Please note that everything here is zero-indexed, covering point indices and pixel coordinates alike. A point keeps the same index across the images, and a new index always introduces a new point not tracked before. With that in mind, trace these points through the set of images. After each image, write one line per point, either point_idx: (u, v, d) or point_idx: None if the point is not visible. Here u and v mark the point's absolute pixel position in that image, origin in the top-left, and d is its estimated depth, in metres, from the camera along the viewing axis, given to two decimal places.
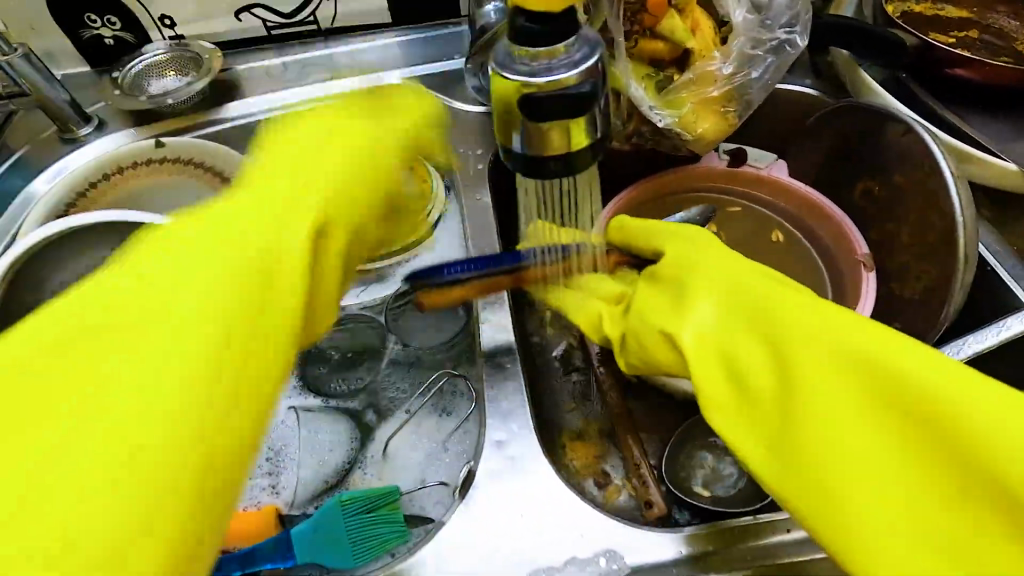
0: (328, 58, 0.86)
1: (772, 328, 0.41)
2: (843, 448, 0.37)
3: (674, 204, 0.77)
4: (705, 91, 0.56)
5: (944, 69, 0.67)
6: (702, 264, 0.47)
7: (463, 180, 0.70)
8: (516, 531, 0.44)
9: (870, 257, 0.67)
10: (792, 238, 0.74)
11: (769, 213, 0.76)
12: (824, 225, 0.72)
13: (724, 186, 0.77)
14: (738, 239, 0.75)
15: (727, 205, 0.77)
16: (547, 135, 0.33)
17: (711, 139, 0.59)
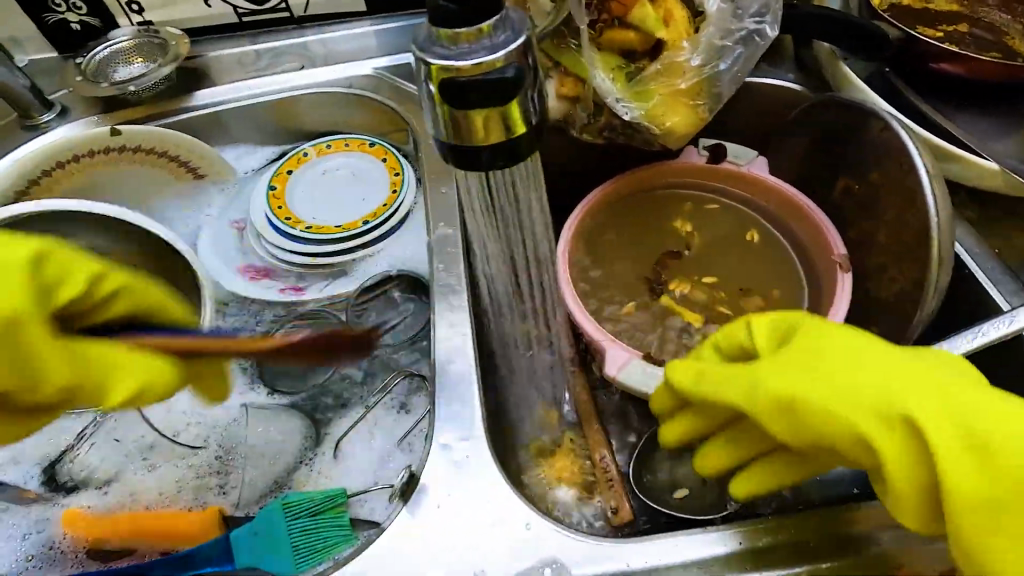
0: (301, 46, 0.84)
1: (885, 415, 0.40)
2: (1001, 496, 0.37)
3: (649, 202, 0.75)
4: (674, 83, 0.54)
5: (928, 63, 0.64)
6: (813, 403, 0.42)
7: (430, 174, 0.67)
8: (458, 537, 0.42)
9: (847, 257, 0.65)
10: (768, 238, 0.72)
11: (746, 212, 0.74)
12: (803, 224, 0.70)
13: (698, 183, 0.75)
14: (715, 238, 0.73)
15: (703, 204, 0.75)
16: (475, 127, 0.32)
17: (681, 133, 0.57)
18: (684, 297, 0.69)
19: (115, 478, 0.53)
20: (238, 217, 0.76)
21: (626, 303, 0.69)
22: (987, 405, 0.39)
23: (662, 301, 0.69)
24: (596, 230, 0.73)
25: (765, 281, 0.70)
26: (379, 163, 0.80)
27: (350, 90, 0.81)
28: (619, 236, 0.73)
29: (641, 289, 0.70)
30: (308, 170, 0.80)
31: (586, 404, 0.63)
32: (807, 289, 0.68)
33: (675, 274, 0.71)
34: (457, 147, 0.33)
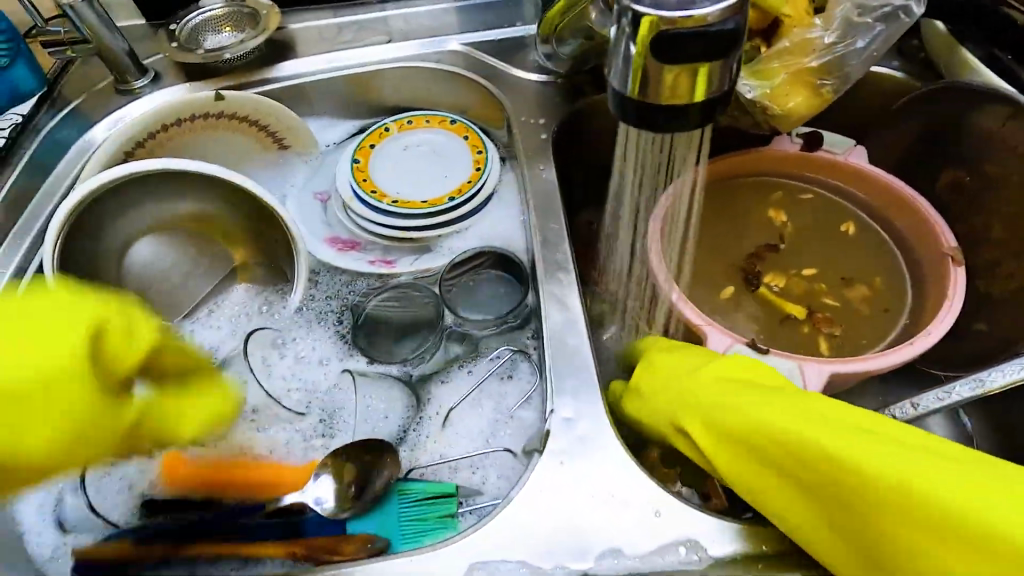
0: (384, 21, 0.83)
1: (779, 450, 0.40)
2: (898, 540, 0.35)
3: (737, 190, 0.74)
4: (801, 62, 0.52)
5: None
6: (704, 407, 0.45)
7: (526, 150, 0.67)
8: (589, 512, 0.42)
9: (958, 250, 0.63)
10: (863, 230, 0.70)
11: (840, 203, 0.72)
12: (904, 217, 0.68)
13: (794, 170, 0.73)
14: (810, 229, 0.71)
15: (795, 194, 0.73)
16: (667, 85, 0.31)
17: (801, 115, 0.55)
18: (781, 288, 0.68)
19: (224, 436, 0.54)
20: (323, 189, 0.76)
21: (722, 291, 0.68)
22: (910, 456, 0.37)
23: (758, 293, 0.68)
24: None
25: (863, 274, 0.68)
26: (462, 140, 0.80)
27: (436, 65, 0.80)
28: (707, 223, 0.72)
29: (735, 280, 0.69)
30: (390, 145, 0.80)
31: None
32: (909, 283, 0.67)
33: (769, 265, 0.69)
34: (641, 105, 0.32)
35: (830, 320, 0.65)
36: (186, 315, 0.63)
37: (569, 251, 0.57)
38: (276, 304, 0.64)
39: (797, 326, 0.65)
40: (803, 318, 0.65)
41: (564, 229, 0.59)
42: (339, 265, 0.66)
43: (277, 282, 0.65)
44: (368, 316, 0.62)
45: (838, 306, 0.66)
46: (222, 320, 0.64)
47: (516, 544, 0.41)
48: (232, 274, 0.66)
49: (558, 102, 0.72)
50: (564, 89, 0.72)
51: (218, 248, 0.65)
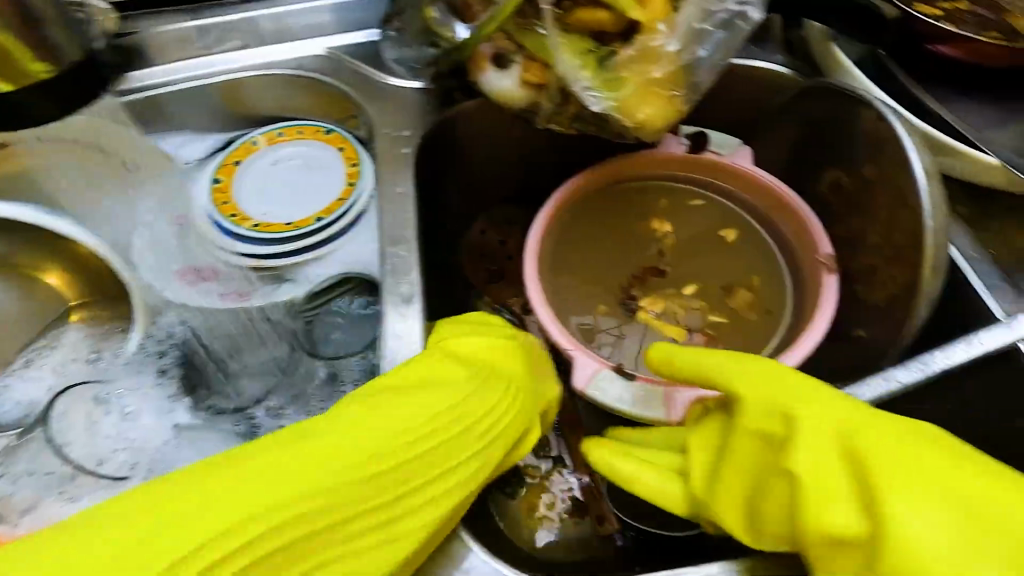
0: (249, 22, 0.75)
1: (865, 492, 0.38)
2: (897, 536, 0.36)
3: (623, 196, 0.70)
4: (648, 71, 0.48)
5: (926, 45, 0.58)
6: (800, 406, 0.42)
7: (383, 167, 0.61)
8: None
9: (833, 257, 0.61)
10: (746, 233, 0.68)
11: (726, 205, 0.69)
12: (787, 220, 0.65)
13: (681, 176, 0.70)
14: (693, 240, 0.69)
15: (681, 198, 0.70)
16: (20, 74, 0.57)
17: (655, 126, 0.51)
18: (661, 310, 0.65)
19: (29, 509, 0.49)
20: (179, 213, 0.69)
21: (602, 312, 0.66)
22: (978, 492, 0.37)
23: (637, 315, 0.65)
24: (566, 231, 0.68)
25: (748, 286, 0.66)
26: (336, 152, 0.74)
27: (299, 72, 0.73)
28: (589, 238, 0.69)
29: (614, 303, 0.66)
30: (258, 160, 0.74)
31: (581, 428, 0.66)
32: (791, 290, 0.65)
33: (650, 284, 0.67)
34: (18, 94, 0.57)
35: (713, 340, 0.63)
36: (18, 364, 0.60)
37: (417, 281, 0.53)
38: (103, 350, 0.59)
39: (678, 347, 0.63)
40: (683, 339, 0.64)
41: (415, 257, 0.54)
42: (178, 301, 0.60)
43: (117, 321, 0.61)
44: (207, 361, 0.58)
45: (724, 322, 0.64)
46: (44, 372, 0.59)
47: None
48: (63, 315, 0.61)
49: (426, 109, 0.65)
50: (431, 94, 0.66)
51: (45, 291, 0.61)
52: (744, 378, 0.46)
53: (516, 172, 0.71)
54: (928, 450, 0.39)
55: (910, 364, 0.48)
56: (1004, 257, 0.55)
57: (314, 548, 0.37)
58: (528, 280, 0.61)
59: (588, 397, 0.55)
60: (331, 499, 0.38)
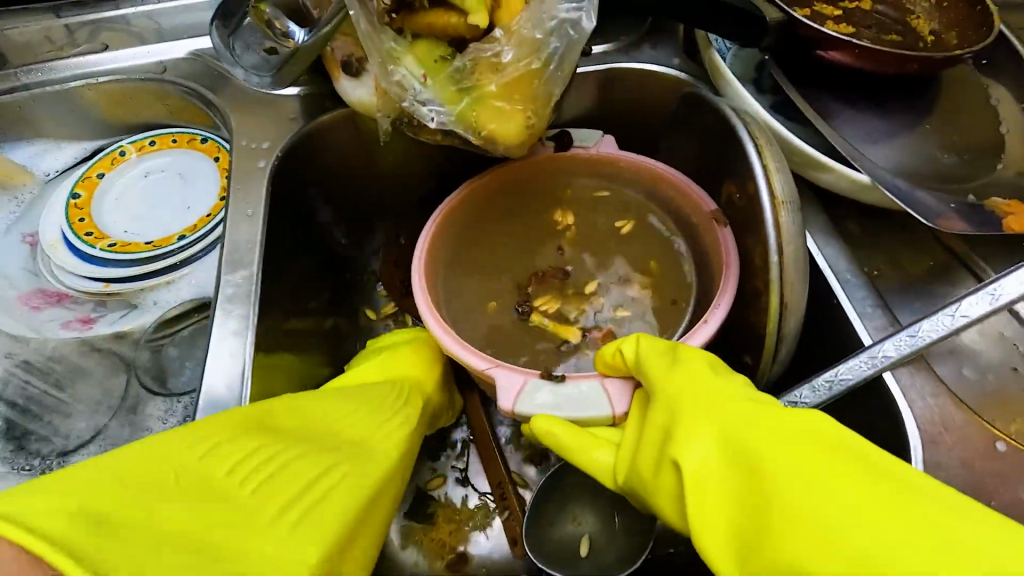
0: (122, 20, 0.72)
1: (767, 487, 0.36)
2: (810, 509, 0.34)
3: (521, 196, 0.67)
4: (486, 82, 0.44)
5: (815, 50, 0.54)
6: (705, 406, 0.43)
7: (233, 183, 0.56)
8: None
9: (720, 209, 0.59)
10: (648, 221, 0.65)
11: (627, 196, 0.66)
12: (685, 206, 0.62)
13: (578, 171, 0.66)
14: (597, 236, 0.66)
15: (582, 196, 0.67)
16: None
17: (505, 141, 0.47)
18: (555, 309, 0.62)
19: None
20: (30, 232, 0.65)
21: (495, 313, 0.62)
22: (887, 488, 0.33)
23: (531, 319, 0.61)
24: (462, 238, 0.64)
25: (646, 276, 0.63)
26: (211, 162, 0.69)
27: (164, 75, 0.67)
28: (487, 244, 0.65)
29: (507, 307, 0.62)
30: (125, 173, 0.69)
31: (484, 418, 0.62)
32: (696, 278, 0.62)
33: (548, 284, 0.63)
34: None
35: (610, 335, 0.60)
36: None
37: (253, 313, 0.49)
38: None
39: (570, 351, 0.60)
40: (579, 339, 0.60)
41: (254, 285, 0.50)
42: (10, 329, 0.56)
43: None
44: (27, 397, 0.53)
45: (626, 317, 0.61)
46: None
47: None
48: None
49: (291, 117, 0.60)
50: (298, 102, 0.61)
51: None
52: (666, 377, 0.46)
53: (400, 183, 0.66)
54: (825, 450, 0.37)
55: (816, 382, 0.42)
56: (887, 281, 0.51)
57: (225, 528, 0.32)
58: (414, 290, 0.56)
59: (520, 415, 0.50)
60: (243, 475, 0.36)
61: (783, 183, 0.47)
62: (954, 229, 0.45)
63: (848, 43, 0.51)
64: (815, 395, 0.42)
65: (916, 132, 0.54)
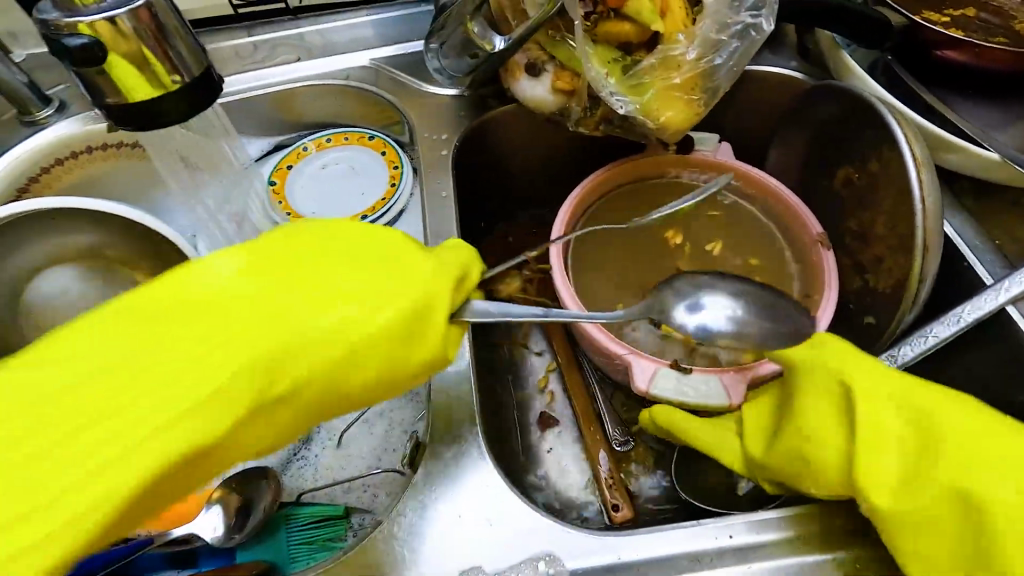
0: (298, 37, 0.83)
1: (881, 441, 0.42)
2: (980, 457, 0.40)
3: (635, 193, 0.74)
4: (669, 77, 0.54)
5: (934, 51, 0.61)
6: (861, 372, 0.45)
7: (426, 168, 0.66)
8: (475, 542, 0.42)
9: (824, 237, 0.66)
10: (754, 224, 0.71)
11: (732, 201, 0.73)
12: (789, 214, 0.69)
13: (690, 174, 0.74)
14: (693, 245, 0.71)
15: (689, 199, 0.74)
16: (146, 83, 0.47)
17: (676, 127, 0.56)
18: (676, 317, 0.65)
19: None
20: (236, 210, 0.75)
21: (622, 316, 0.66)
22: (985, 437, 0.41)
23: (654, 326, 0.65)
24: (585, 228, 0.71)
25: (746, 282, 0.68)
26: (379, 156, 0.78)
27: (347, 82, 0.80)
28: (604, 239, 0.71)
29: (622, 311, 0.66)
30: (308, 164, 0.79)
31: (567, 349, 0.70)
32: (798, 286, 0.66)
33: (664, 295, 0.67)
34: (124, 101, 0.47)
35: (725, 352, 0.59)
36: None
37: None
38: None
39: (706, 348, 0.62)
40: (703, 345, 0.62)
41: None
42: None
43: None
44: None
45: None
46: None
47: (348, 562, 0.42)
48: None
49: (462, 115, 0.70)
50: (468, 101, 0.71)
51: (121, 278, 0.67)
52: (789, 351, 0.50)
53: (543, 171, 0.76)
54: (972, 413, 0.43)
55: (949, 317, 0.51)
56: (1010, 248, 0.58)
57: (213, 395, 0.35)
58: (553, 275, 0.62)
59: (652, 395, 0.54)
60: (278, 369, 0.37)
61: (919, 150, 0.55)
62: None
63: (967, 43, 0.59)
64: (950, 328, 0.51)
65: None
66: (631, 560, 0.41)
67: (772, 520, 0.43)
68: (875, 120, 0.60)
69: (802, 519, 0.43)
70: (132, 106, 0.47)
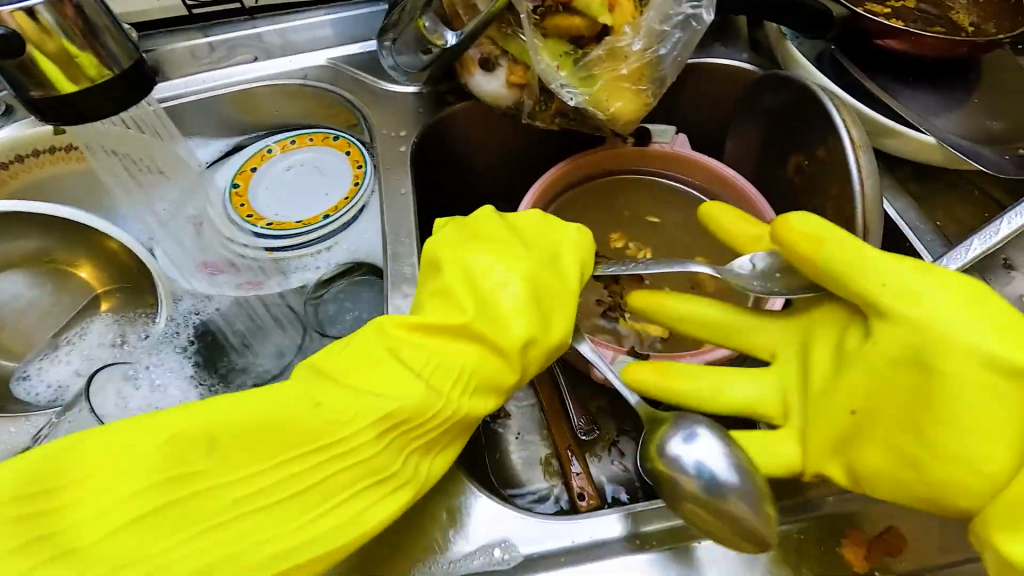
0: (255, 38, 0.82)
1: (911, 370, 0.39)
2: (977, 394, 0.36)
3: (596, 188, 0.75)
4: (616, 69, 0.55)
5: (874, 40, 0.63)
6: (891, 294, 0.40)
7: (384, 164, 0.66)
8: (433, 533, 0.43)
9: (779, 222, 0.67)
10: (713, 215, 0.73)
11: (691, 193, 0.74)
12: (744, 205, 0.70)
13: (650, 167, 0.75)
14: (652, 238, 0.72)
15: (649, 192, 0.75)
16: (72, 77, 0.46)
17: (627, 118, 0.57)
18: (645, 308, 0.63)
19: None
20: (195, 212, 0.74)
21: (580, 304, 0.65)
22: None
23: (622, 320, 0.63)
24: None
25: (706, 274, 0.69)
26: (342, 156, 0.77)
27: (305, 82, 0.79)
28: None
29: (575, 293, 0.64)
30: (272, 167, 0.77)
31: None
32: None
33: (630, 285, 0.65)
34: (52, 95, 0.46)
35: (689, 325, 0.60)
36: (34, 355, 0.63)
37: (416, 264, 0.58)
38: (130, 336, 0.65)
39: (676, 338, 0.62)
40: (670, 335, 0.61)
41: (413, 246, 0.60)
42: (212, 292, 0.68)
43: (138, 307, 0.66)
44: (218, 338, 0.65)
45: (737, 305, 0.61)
46: (73, 355, 0.63)
47: None
48: (93, 303, 0.66)
49: (420, 111, 0.70)
50: (426, 97, 0.71)
51: (74, 282, 0.66)
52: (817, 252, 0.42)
53: (504, 167, 0.76)
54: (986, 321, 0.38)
55: None
56: (949, 229, 0.60)
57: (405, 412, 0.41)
58: None
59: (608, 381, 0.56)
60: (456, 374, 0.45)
61: (858, 134, 0.57)
62: (1006, 176, 0.55)
63: (903, 32, 0.61)
64: None
65: (961, 106, 0.63)
66: (585, 543, 0.42)
67: None
68: (819, 108, 0.61)
69: None
70: (65, 101, 0.46)
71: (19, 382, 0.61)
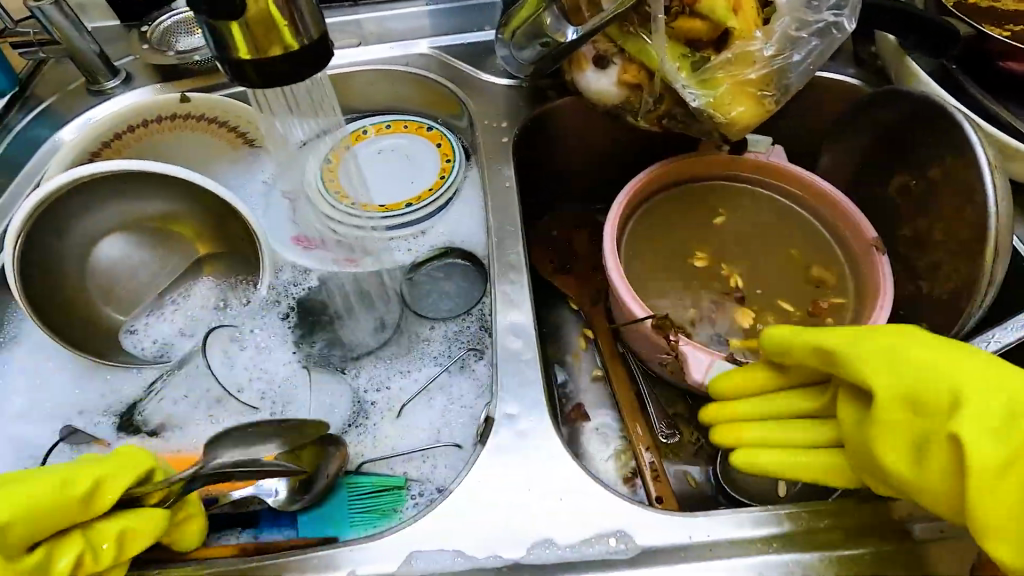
0: (356, 23, 0.84)
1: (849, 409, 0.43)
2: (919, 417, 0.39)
3: (689, 193, 0.74)
4: (742, 73, 0.55)
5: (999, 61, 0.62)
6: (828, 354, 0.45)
7: (486, 154, 0.68)
8: (547, 516, 0.43)
9: (880, 241, 0.65)
10: (808, 228, 0.72)
11: (784, 204, 0.73)
12: (840, 220, 0.69)
13: (744, 176, 0.74)
14: (741, 245, 0.72)
15: (743, 200, 0.74)
16: (268, 42, 0.46)
17: (746, 123, 0.57)
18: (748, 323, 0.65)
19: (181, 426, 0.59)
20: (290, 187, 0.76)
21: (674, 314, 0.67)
22: (971, 363, 0.39)
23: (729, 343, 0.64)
24: (637, 223, 0.72)
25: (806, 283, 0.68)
26: (433, 147, 0.78)
27: (407, 68, 0.80)
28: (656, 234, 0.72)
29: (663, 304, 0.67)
30: (364, 149, 0.79)
31: (609, 348, 0.69)
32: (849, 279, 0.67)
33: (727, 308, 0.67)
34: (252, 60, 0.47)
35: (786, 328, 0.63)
36: (141, 310, 0.66)
37: (523, 251, 0.59)
38: (232, 302, 0.67)
39: None
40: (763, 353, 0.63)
41: (519, 234, 0.61)
42: (309, 266, 0.69)
43: (237, 273, 0.68)
44: (315, 310, 0.67)
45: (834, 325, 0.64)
46: (176, 315, 0.66)
47: (417, 532, 0.43)
48: (196, 266, 0.68)
49: (522, 105, 0.72)
50: (528, 91, 0.72)
51: (179, 246, 0.68)
52: None
53: (594, 165, 0.77)
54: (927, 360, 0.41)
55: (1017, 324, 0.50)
56: None
57: None
58: (606, 256, 0.63)
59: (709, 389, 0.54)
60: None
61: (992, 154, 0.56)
62: None
63: None
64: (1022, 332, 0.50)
65: None
66: (701, 541, 0.42)
67: (840, 505, 0.44)
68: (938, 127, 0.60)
69: (869, 508, 0.44)
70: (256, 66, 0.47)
71: (127, 335, 0.64)
